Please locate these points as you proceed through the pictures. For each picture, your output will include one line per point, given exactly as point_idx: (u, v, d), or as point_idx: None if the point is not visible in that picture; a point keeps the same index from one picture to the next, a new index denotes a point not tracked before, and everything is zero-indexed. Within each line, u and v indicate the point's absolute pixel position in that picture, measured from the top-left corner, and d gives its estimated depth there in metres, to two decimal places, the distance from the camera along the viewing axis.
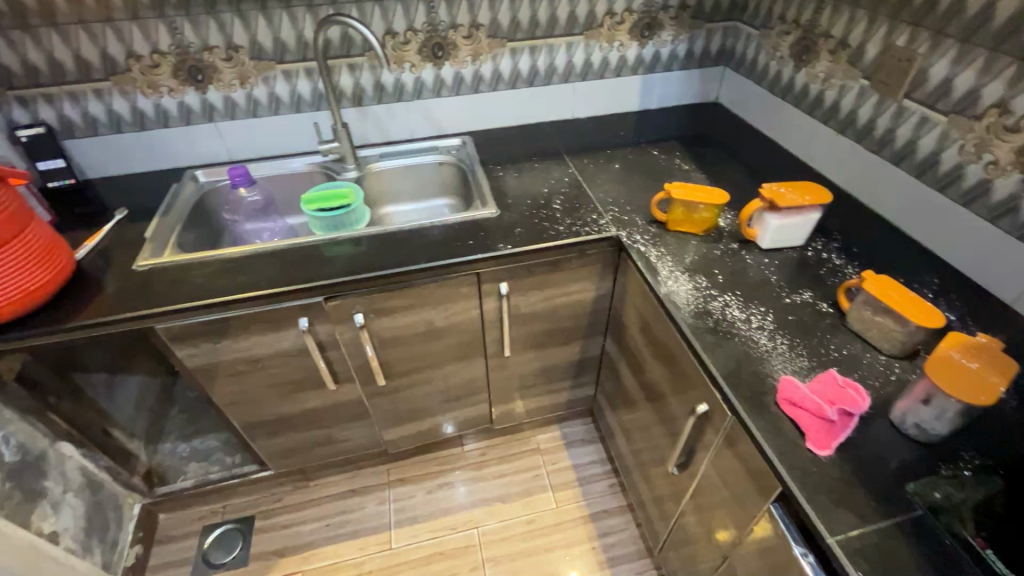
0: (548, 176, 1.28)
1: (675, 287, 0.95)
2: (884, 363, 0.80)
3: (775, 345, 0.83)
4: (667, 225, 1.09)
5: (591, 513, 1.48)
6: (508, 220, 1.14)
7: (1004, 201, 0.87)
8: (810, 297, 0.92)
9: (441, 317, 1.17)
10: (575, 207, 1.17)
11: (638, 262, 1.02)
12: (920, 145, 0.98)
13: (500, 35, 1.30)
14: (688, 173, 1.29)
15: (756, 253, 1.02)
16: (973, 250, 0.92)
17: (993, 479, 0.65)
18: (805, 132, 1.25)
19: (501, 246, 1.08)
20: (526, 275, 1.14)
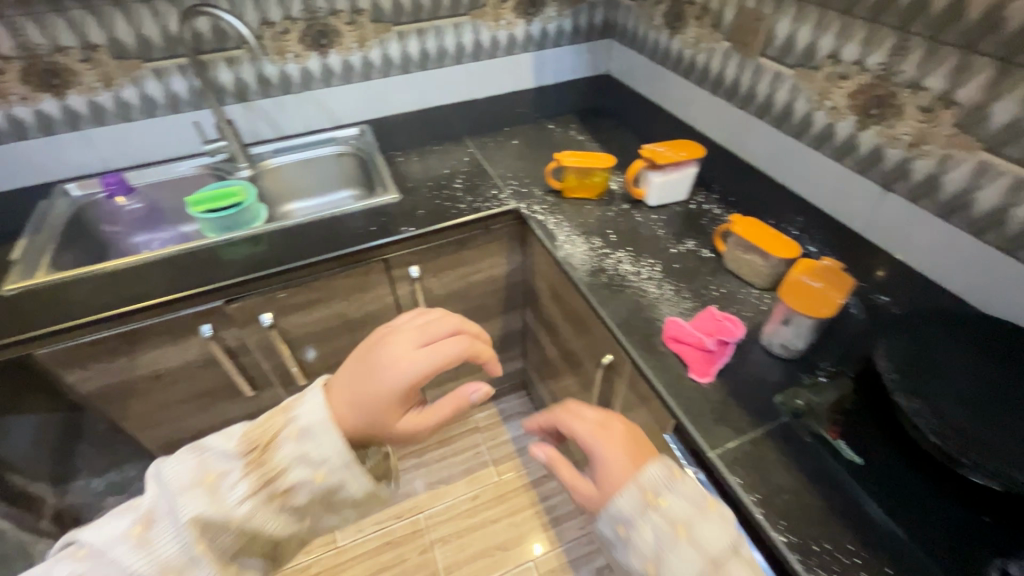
0: (448, 158, 1.29)
1: (572, 250, 1.00)
2: (756, 296, 0.89)
3: (662, 291, 0.90)
4: (563, 193, 1.14)
5: (532, 480, 1.53)
6: (411, 204, 1.15)
7: (845, 141, 0.97)
8: (693, 246, 1.00)
9: (355, 308, 1.17)
10: (476, 185, 1.19)
11: (537, 230, 1.06)
12: (777, 98, 1.08)
13: (384, 20, 1.28)
14: (582, 143, 1.35)
15: (645, 211, 1.09)
16: (826, 187, 1.03)
17: (844, 380, 0.75)
18: (684, 96, 1.34)
19: (404, 229, 1.09)
20: (435, 256, 1.16)
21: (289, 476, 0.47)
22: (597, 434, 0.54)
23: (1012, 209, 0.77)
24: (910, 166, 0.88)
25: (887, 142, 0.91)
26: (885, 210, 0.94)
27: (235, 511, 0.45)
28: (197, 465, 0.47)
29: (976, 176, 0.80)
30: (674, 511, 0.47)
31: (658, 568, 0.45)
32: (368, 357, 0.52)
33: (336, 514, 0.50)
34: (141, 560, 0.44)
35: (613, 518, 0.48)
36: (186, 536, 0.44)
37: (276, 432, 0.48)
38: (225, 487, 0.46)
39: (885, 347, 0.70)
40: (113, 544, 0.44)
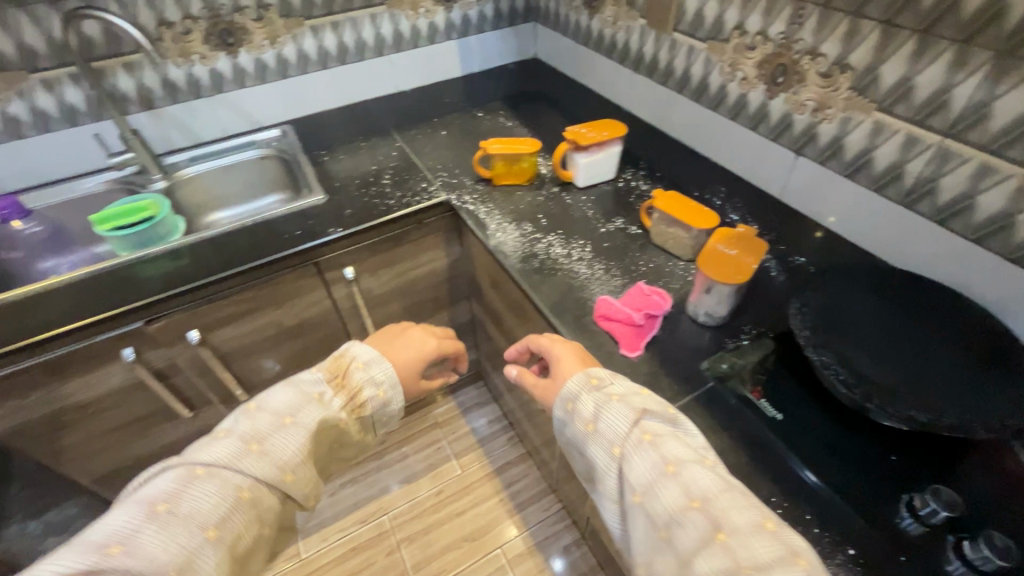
0: (375, 154, 1.26)
1: (503, 238, 0.99)
2: (682, 268, 0.91)
3: (593, 271, 0.92)
4: (493, 181, 1.13)
5: (495, 468, 1.54)
6: (338, 204, 1.12)
7: (758, 110, 1.00)
8: (621, 223, 1.01)
9: (292, 316, 1.13)
10: (405, 179, 1.17)
11: (468, 221, 1.05)
12: (693, 72, 1.10)
13: (295, 14, 1.23)
14: (512, 129, 1.34)
15: (575, 193, 1.10)
16: (744, 156, 1.07)
17: (765, 341, 0.78)
18: (608, 75, 1.35)
19: (332, 231, 1.06)
20: (370, 255, 1.13)
21: (363, 394, 0.69)
22: (556, 343, 0.78)
23: (907, 164, 0.81)
24: (817, 130, 0.91)
25: (795, 108, 0.94)
26: (798, 174, 0.98)
27: (335, 415, 0.66)
28: (301, 391, 0.66)
29: (874, 135, 0.83)
30: (614, 391, 0.68)
31: (596, 424, 0.66)
32: (397, 345, 0.77)
33: (374, 433, 0.72)
34: (265, 461, 0.58)
35: (570, 397, 0.70)
36: (304, 438, 0.62)
37: (348, 368, 0.70)
38: (326, 403, 0.66)
39: (799, 304, 0.73)
40: (238, 453, 0.57)
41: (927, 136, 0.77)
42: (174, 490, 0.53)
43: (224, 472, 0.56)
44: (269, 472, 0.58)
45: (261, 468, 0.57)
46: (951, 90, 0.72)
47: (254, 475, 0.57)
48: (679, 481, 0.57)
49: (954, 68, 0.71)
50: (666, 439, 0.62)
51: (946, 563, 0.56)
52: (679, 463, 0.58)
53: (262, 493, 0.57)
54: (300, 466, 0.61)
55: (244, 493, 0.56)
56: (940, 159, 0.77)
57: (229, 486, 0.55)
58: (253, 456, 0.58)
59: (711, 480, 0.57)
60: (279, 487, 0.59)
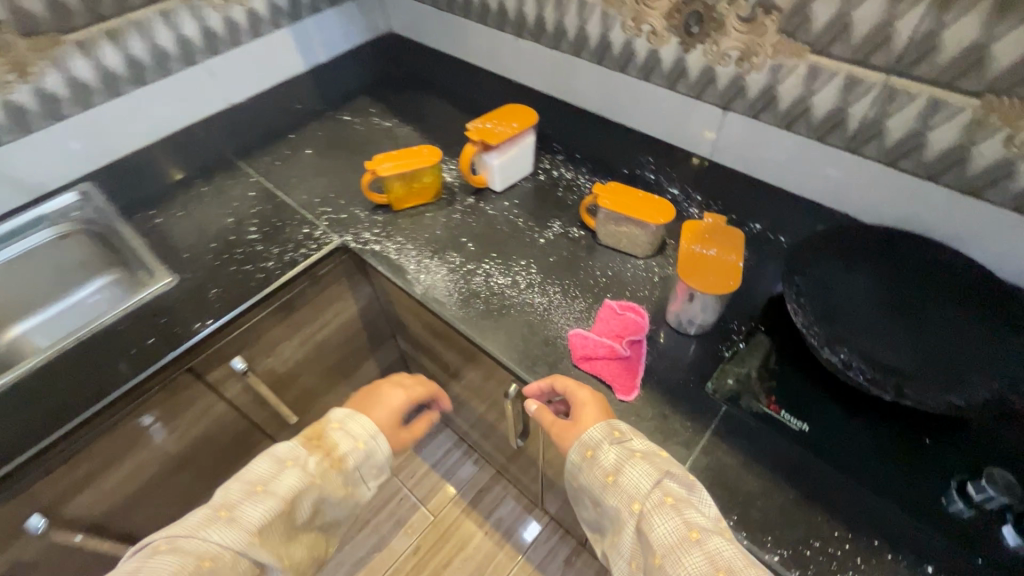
0: (226, 199, 0.97)
1: (430, 280, 0.80)
2: (644, 268, 0.80)
3: (549, 298, 0.77)
4: (393, 206, 0.92)
5: (469, 501, 1.40)
6: (196, 283, 0.84)
7: (674, 66, 0.89)
8: (560, 227, 0.87)
9: (176, 440, 0.86)
10: (277, 227, 0.91)
11: (378, 267, 0.84)
12: (590, 31, 0.95)
13: (43, 29, 0.86)
14: (392, 131, 1.10)
15: (495, 200, 0.92)
16: (667, 118, 0.95)
17: (759, 337, 0.70)
18: (487, 45, 1.15)
19: (201, 324, 0.80)
20: (259, 335, 0.88)
21: (341, 449, 0.72)
22: (569, 381, 0.64)
23: (850, 108, 0.74)
24: (745, 81, 0.82)
25: (716, 60, 0.83)
26: (729, 131, 0.89)
27: (311, 476, 0.67)
28: (275, 459, 0.67)
29: (811, 81, 0.76)
30: (636, 444, 0.57)
31: (617, 477, 0.56)
32: (370, 404, 0.80)
33: (365, 482, 0.75)
34: (231, 530, 0.61)
35: (582, 445, 0.59)
36: (274, 503, 0.63)
37: (323, 428, 0.74)
38: (302, 463, 0.68)
39: (794, 294, 0.65)
40: (206, 522, 0.61)
41: (869, 76, 0.71)
42: (135, 566, 0.57)
43: (184, 543, 0.59)
44: (232, 540, 0.60)
45: (222, 538, 0.60)
46: (894, 22, 0.65)
47: (218, 544, 0.59)
48: (704, 550, 0.48)
49: None
50: (689, 499, 0.53)
51: (1004, 539, 0.52)
52: (705, 531, 0.49)
53: (226, 562, 0.59)
54: (267, 528, 0.63)
55: (206, 561, 0.58)
56: (886, 99, 0.71)
57: (190, 557, 0.58)
58: (218, 527, 0.61)
59: (741, 556, 0.48)
60: (245, 554, 0.60)
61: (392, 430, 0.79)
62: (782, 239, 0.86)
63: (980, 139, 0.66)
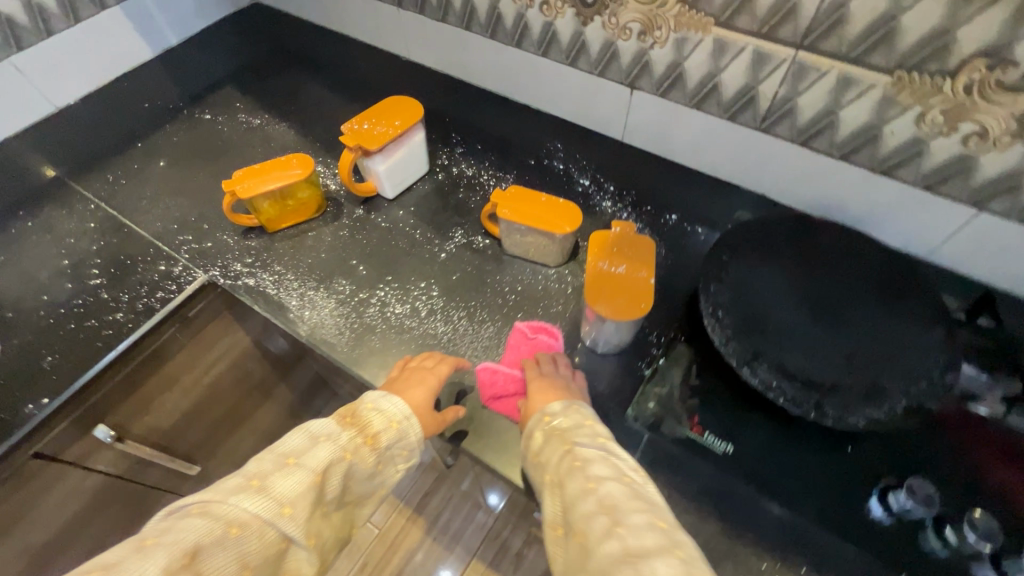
0: (58, 235, 0.80)
1: (315, 318, 0.70)
2: (556, 278, 0.73)
3: (453, 326, 0.69)
4: (267, 228, 0.78)
5: (415, 508, 1.35)
6: (28, 350, 0.69)
7: (573, 41, 0.79)
8: (461, 237, 0.78)
9: (43, 529, 0.73)
10: (125, 267, 0.76)
11: (254, 307, 0.71)
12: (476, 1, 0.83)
13: None
14: (262, 129, 0.95)
15: (387, 209, 0.81)
16: (572, 98, 0.86)
17: (680, 349, 0.64)
18: (365, 17, 0.99)
19: (33, 408, 0.65)
20: (127, 395, 0.75)
21: (375, 426, 0.55)
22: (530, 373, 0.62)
23: (759, 86, 0.68)
24: (649, 57, 0.73)
25: (617, 34, 0.74)
26: (638, 112, 0.81)
27: (342, 450, 0.52)
28: (310, 432, 0.52)
29: (718, 56, 0.68)
30: (558, 423, 0.54)
31: (538, 455, 0.54)
32: (400, 384, 0.60)
33: (395, 464, 0.57)
34: (268, 498, 0.46)
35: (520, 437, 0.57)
36: (306, 476, 0.49)
37: (357, 403, 0.57)
38: (335, 438, 0.53)
39: (711, 306, 0.60)
40: (235, 490, 0.46)
41: (778, 51, 0.64)
42: (162, 525, 0.43)
43: (216, 508, 0.45)
44: (265, 508, 0.46)
45: (254, 508, 0.45)
46: None
47: (249, 511, 0.45)
48: (597, 496, 0.46)
49: None
50: (596, 457, 0.50)
51: (924, 545, 0.52)
52: (602, 480, 0.47)
53: (255, 533, 0.45)
54: (302, 505, 0.48)
55: (235, 529, 0.44)
56: (795, 75, 0.64)
57: (218, 522, 0.44)
58: (247, 492, 0.46)
59: (633, 498, 0.45)
60: (275, 526, 0.46)
61: (430, 416, 0.59)
62: (699, 232, 0.81)
63: (890, 117, 0.62)
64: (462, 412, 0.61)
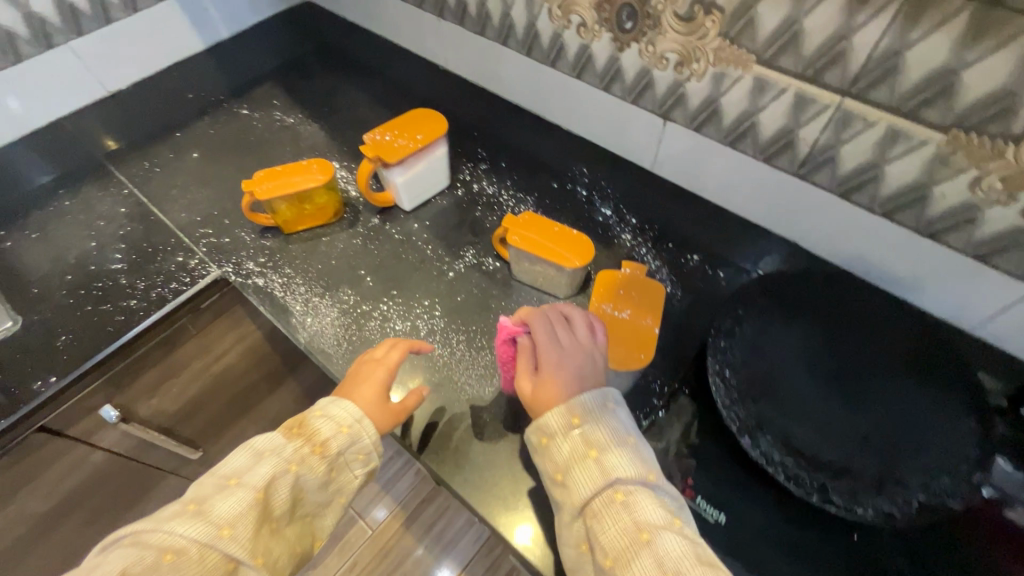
0: (90, 217, 0.83)
1: (316, 326, 0.70)
2: None
3: (451, 350, 0.67)
4: (283, 229, 0.79)
5: (410, 513, 1.35)
6: (45, 327, 0.71)
7: (607, 66, 0.76)
8: (472, 257, 0.76)
9: (42, 499, 0.75)
10: (146, 254, 0.78)
11: (260, 308, 0.72)
12: (514, 17, 0.81)
13: None
14: (294, 128, 0.96)
15: (403, 221, 0.80)
16: (602, 123, 0.83)
17: (682, 402, 0.60)
18: (406, 24, 0.99)
19: (42, 385, 0.67)
20: (134, 379, 0.75)
21: (324, 433, 0.53)
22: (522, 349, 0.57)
23: (800, 130, 0.63)
24: (684, 89, 0.70)
25: (653, 63, 0.70)
26: (669, 144, 0.77)
27: (288, 462, 0.51)
28: (253, 448, 0.51)
29: (757, 95, 0.64)
30: (593, 439, 0.48)
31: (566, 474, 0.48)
32: (348, 384, 0.59)
33: (353, 470, 0.55)
34: (201, 523, 0.46)
35: (539, 433, 0.50)
36: (247, 495, 0.48)
37: (307, 413, 0.56)
38: (279, 451, 0.51)
39: (719, 364, 0.56)
40: (170, 517, 0.46)
41: (821, 96, 0.59)
42: (92, 562, 0.43)
43: (148, 537, 0.45)
44: (201, 532, 0.45)
45: (189, 533, 0.45)
46: (850, 36, 0.53)
47: (184, 537, 0.45)
48: (654, 554, 0.42)
49: (855, 5, 0.51)
50: (645, 495, 0.45)
51: None
52: (658, 533, 0.43)
53: (194, 558, 0.44)
54: (244, 525, 0.47)
55: (168, 556, 0.44)
56: (839, 123, 0.60)
57: (148, 552, 0.44)
58: (181, 519, 0.46)
59: (695, 557, 0.42)
60: (216, 549, 0.46)
61: (382, 412, 0.57)
62: (721, 276, 0.77)
63: (941, 178, 0.56)
64: (422, 394, 0.59)
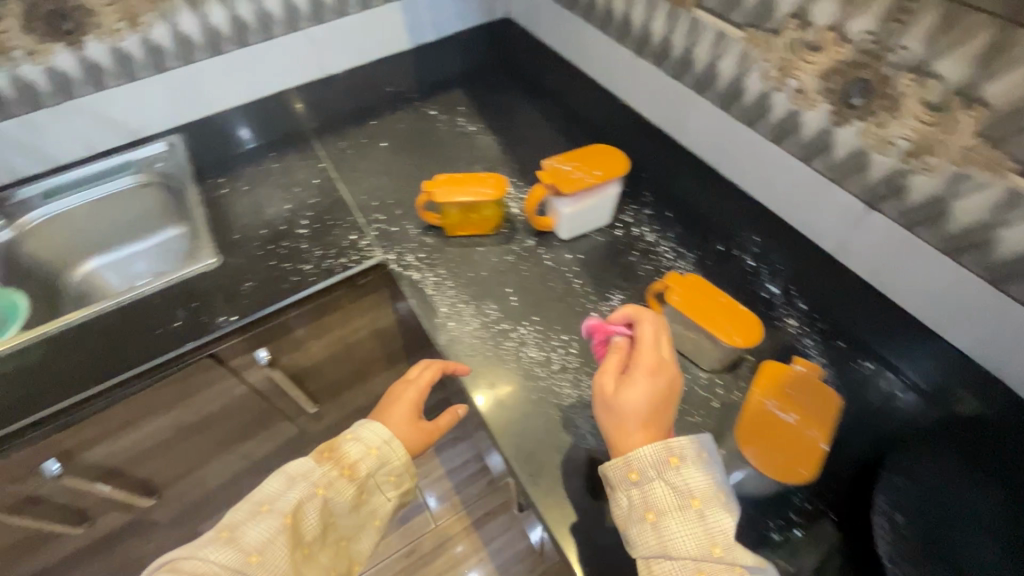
0: (290, 182, 0.94)
1: (457, 332, 0.72)
2: (705, 383, 0.65)
3: (580, 393, 0.66)
4: (445, 230, 0.83)
5: (474, 521, 1.36)
6: (236, 271, 0.82)
7: (816, 138, 0.69)
8: (619, 303, 0.74)
9: (193, 413, 0.86)
10: (327, 226, 0.87)
11: (409, 300, 0.76)
12: (721, 69, 0.78)
13: None
14: (473, 137, 1.01)
15: (557, 249, 0.81)
16: (789, 194, 0.77)
17: (825, 528, 0.56)
18: (601, 57, 0.99)
19: (225, 320, 0.77)
20: (288, 333, 0.83)
21: (352, 456, 0.62)
22: (649, 363, 0.53)
23: None
24: (905, 181, 0.62)
25: (874, 145, 0.63)
26: (865, 232, 0.69)
27: (315, 486, 0.59)
28: (283, 476, 0.59)
29: (1005, 209, 0.55)
30: (685, 485, 0.50)
31: (656, 514, 0.49)
32: (383, 407, 0.68)
33: (382, 492, 0.63)
34: (230, 548, 0.54)
35: (604, 481, 0.53)
36: (276, 520, 0.56)
37: (338, 438, 0.64)
38: (308, 476, 0.59)
39: (889, 506, 0.54)
40: (206, 542, 0.55)
41: None
42: None
43: (185, 562, 0.53)
44: (231, 558, 0.53)
45: (220, 559, 0.53)
46: None
47: (218, 562, 0.53)
48: None
49: None
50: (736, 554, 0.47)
51: None
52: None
53: None
54: (272, 551, 0.54)
55: None
56: None
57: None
58: (216, 544, 0.54)
59: None
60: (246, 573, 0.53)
61: (414, 432, 0.66)
62: (898, 392, 0.67)
63: None
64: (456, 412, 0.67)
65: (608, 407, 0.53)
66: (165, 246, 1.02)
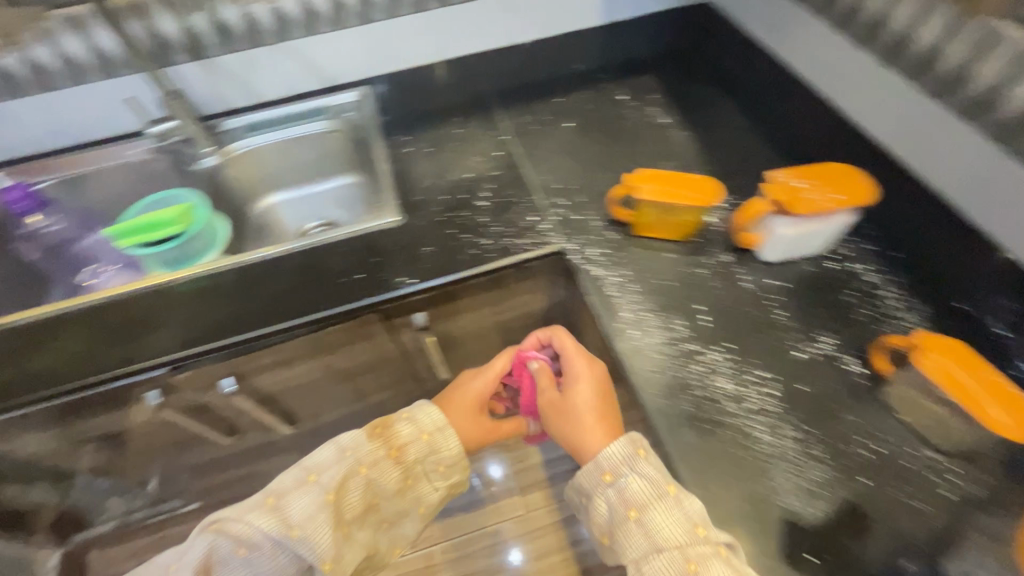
0: (471, 151, 0.93)
1: (642, 341, 0.67)
2: (929, 464, 0.58)
3: (780, 441, 0.60)
4: (633, 229, 0.78)
5: None
6: (417, 233, 0.82)
7: None
8: (829, 346, 0.66)
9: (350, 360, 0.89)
10: (507, 203, 0.84)
11: (588, 295, 0.72)
12: (1013, 95, 0.58)
13: None
14: (664, 130, 0.94)
15: (758, 271, 0.73)
16: None
17: None
18: (830, 60, 0.87)
19: (403, 281, 0.77)
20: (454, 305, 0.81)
21: (402, 438, 0.69)
22: (582, 369, 0.68)
23: None
24: None
25: None
26: None
27: (360, 463, 0.66)
28: (331, 451, 0.66)
29: None
30: (655, 476, 0.55)
31: (640, 511, 0.54)
32: (449, 391, 0.78)
33: (425, 480, 0.72)
34: (270, 518, 0.60)
35: (585, 491, 0.60)
36: (320, 495, 0.62)
37: (392, 417, 0.71)
38: (358, 453, 0.66)
39: None
40: (252, 509, 0.61)
41: None
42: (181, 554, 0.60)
43: (232, 526, 0.60)
44: (271, 526, 0.59)
45: (265, 526, 0.59)
46: None
47: (259, 527, 0.59)
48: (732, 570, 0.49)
49: None
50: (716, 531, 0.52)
51: None
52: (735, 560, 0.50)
53: (266, 550, 0.59)
54: (310, 526, 0.60)
55: (241, 549, 0.59)
56: None
57: (231, 540, 0.59)
58: (261, 512, 0.61)
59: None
60: (286, 542, 0.59)
61: (470, 424, 0.76)
62: None
63: None
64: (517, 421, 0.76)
65: (561, 416, 0.67)
66: (337, 193, 1.05)
